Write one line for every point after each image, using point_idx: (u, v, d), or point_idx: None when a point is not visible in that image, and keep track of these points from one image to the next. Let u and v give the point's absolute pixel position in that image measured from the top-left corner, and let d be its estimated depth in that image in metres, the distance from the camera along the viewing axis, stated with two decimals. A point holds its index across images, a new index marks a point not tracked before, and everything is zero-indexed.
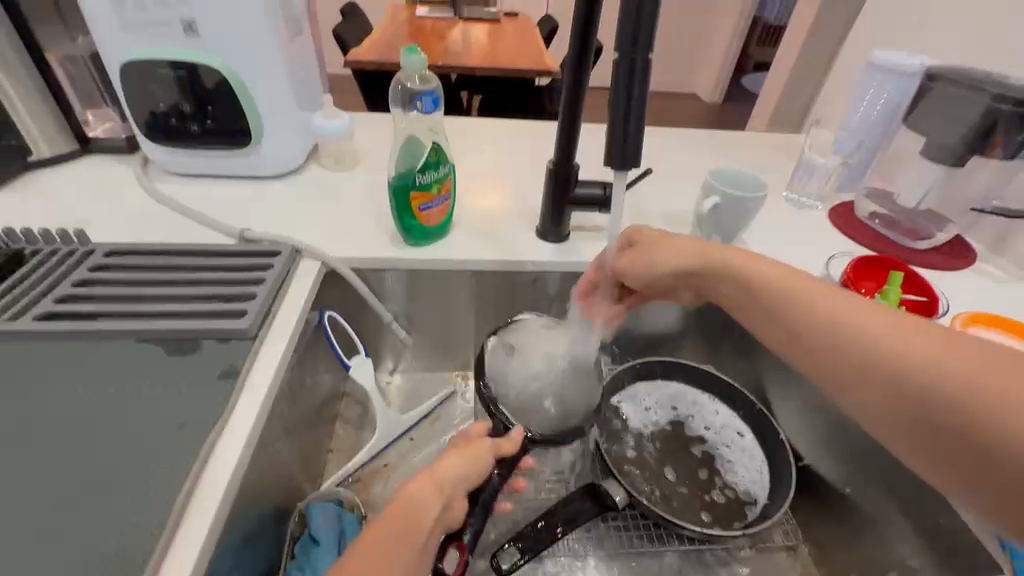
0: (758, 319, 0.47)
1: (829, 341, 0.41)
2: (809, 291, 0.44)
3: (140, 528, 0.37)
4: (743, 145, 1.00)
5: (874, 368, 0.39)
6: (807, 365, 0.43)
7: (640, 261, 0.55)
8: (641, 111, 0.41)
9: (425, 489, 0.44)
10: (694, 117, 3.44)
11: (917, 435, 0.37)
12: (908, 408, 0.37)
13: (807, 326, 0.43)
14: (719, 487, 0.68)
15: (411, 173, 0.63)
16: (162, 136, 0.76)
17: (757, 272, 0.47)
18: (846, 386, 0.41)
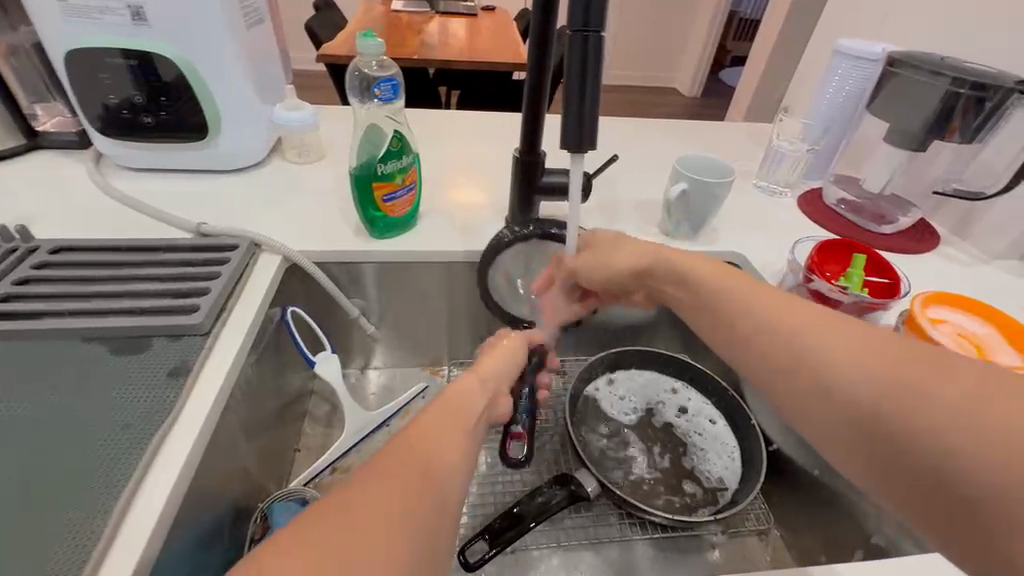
0: (698, 313, 0.46)
1: (755, 330, 0.40)
2: (749, 286, 0.43)
3: (77, 531, 0.35)
4: (715, 135, 1.01)
5: (785, 356, 0.38)
6: (738, 359, 0.42)
7: (592, 262, 0.55)
8: (597, 91, 0.40)
9: (469, 384, 0.43)
10: (673, 111, 3.46)
11: (831, 428, 0.34)
12: (824, 400, 0.35)
13: (739, 322, 0.42)
14: (691, 474, 0.68)
15: (373, 162, 0.61)
16: (114, 128, 0.72)
17: (695, 267, 0.47)
18: (765, 379, 0.39)
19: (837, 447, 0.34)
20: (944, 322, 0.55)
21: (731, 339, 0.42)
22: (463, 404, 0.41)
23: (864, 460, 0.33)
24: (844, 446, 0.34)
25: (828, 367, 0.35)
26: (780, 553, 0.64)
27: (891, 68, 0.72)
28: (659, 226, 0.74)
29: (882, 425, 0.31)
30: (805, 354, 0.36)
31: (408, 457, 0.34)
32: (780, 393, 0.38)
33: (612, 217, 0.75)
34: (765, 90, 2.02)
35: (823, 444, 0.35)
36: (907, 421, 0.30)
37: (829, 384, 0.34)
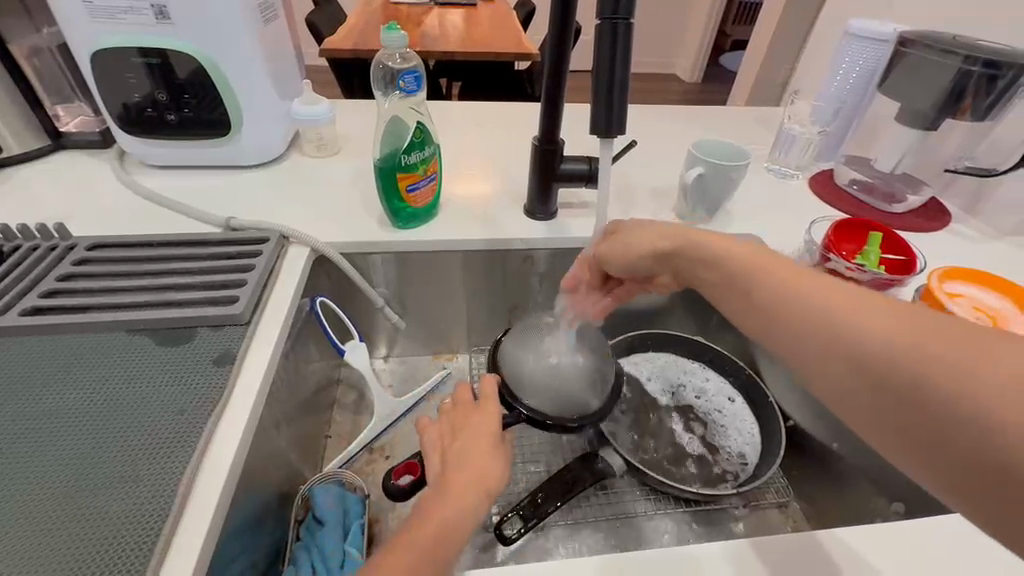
0: (721, 292, 0.42)
1: (766, 304, 0.37)
2: (771, 261, 0.39)
3: (150, 506, 0.38)
4: (725, 119, 1.01)
5: (811, 325, 0.34)
6: (761, 333, 0.38)
7: (617, 245, 0.53)
8: (625, 75, 0.41)
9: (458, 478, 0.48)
10: (674, 97, 3.45)
11: (871, 404, 0.31)
12: (848, 368, 0.32)
13: (757, 292, 0.38)
14: (714, 450, 0.70)
15: (397, 153, 0.62)
16: (138, 127, 0.74)
17: (706, 242, 0.44)
18: (795, 355, 0.35)
19: (869, 419, 0.31)
20: (960, 296, 0.57)
21: (752, 315, 0.39)
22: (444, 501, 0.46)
23: (896, 435, 0.30)
24: (879, 422, 0.31)
25: (863, 345, 0.31)
26: (801, 525, 0.66)
27: (904, 47, 0.73)
28: (675, 211, 0.75)
29: (920, 396, 0.28)
30: (827, 331, 0.33)
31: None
32: (802, 367, 0.35)
33: (628, 203, 0.77)
34: (769, 71, 2.00)
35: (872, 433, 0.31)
36: (969, 403, 0.27)
37: (862, 360, 0.31)
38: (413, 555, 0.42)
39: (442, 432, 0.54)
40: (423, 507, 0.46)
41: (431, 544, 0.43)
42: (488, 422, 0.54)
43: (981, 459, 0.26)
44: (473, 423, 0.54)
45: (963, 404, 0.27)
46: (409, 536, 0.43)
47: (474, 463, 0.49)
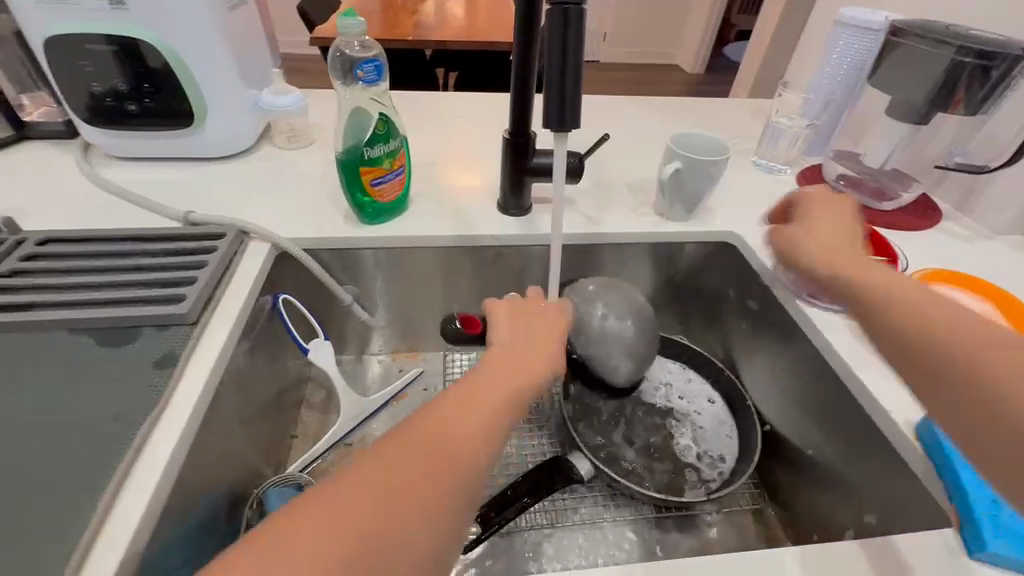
0: (866, 318, 0.43)
1: (907, 327, 0.39)
2: (897, 276, 0.44)
3: (69, 516, 0.36)
4: (714, 111, 0.98)
5: (939, 358, 0.37)
6: (892, 355, 0.40)
7: (804, 232, 0.53)
8: (578, 64, 0.38)
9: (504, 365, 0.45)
10: (675, 88, 3.39)
11: (981, 436, 0.33)
12: (966, 400, 0.34)
13: (901, 319, 0.40)
14: (692, 452, 0.68)
15: (359, 146, 0.60)
16: (99, 117, 0.71)
17: (867, 276, 0.45)
18: (914, 381, 0.38)
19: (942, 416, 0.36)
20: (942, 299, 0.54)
21: (886, 335, 0.41)
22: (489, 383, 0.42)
23: (992, 460, 0.33)
24: (972, 440, 0.34)
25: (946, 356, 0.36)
26: (776, 531, 0.64)
27: (896, 37, 0.70)
28: (655, 208, 0.73)
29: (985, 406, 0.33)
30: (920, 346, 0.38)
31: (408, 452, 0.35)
32: (921, 395, 0.38)
33: (605, 199, 0.74)
34: (770, 62, 1.95)
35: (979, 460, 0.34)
36: None
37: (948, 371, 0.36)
38: (447, 426, 0.37)
39: (513, 317, 0.51)
40: (480, 376, 0.43)
41: (483, 413, 0.39)
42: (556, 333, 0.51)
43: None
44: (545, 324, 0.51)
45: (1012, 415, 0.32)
46: (459, 399, 0.40)
47: (535, 357, 0.47)
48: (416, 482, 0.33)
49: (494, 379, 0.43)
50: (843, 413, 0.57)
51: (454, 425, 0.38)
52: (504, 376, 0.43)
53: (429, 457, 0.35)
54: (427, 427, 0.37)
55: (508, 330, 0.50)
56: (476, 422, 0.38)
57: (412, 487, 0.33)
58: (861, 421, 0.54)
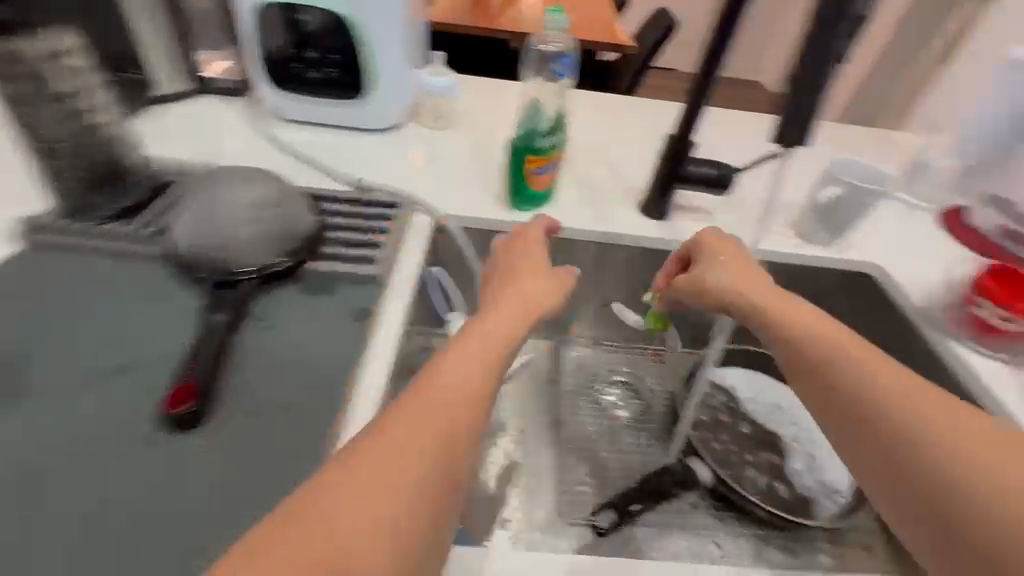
0: (817, 401, 0.45)
1: (841, 395, 0.43)
2: (856, 353, 0.44)
3: None
4: (848, 137, 0.96)
5: (893, 450, 0.39)
6: (827, 414, 0.44)
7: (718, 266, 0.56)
8: None
9: (465, 339, 0.43)
10: (758, 105, 3.28)
11: (915, 524, 0.37)
12: (932, 484, 0.37)
13: (864, 405, 0.41)
14: (802, 480, 0.68)
15: (533, 134, 0.63)
16: (278, 80, 0.77)
17: (809, 326, 0.47)
18: (865, 463, 0.41)
19: (873, 481, 0.40)
20: None
21: (833, 407, 0.43)
22: (445, 373, 0.39)
23: (915, 523, 0.37)
24: (911, 518, 0.38)
25: (874, 410, 0.41)
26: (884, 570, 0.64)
27: None
28: (794, 229, 0.72)
29: (929, 477, 0.37)
30: (854, 386, 0.42)
31: (402, 445, 0.34)
32: (857, 463, 0.41)
33: (743, 214, 0.75)
34: None
35: (911, 528, 0.38)
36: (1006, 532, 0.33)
37: (883, 424, 0.40)
38: (407, 415, 0.36)
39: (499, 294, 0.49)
40: (441, 392, 0.38)
41: (433, 428, 0.36)
42: (545, 279, 0.51)
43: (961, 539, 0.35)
44: (535, 307, 0.48)
45: (992, 512, 0.34)
46: (405, 419, 0.36)
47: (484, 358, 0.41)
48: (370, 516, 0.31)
49: (450, 370, 0.39)
50: None
51: (420, 437, 0.35)
52: (454, 394, 0.38)
53: (395, 472, 0.33)
54: (400, 449, 0.34)
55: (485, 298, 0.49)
56: (419, 434, 0.35)
57: (360, 496, 0.32)
58: None
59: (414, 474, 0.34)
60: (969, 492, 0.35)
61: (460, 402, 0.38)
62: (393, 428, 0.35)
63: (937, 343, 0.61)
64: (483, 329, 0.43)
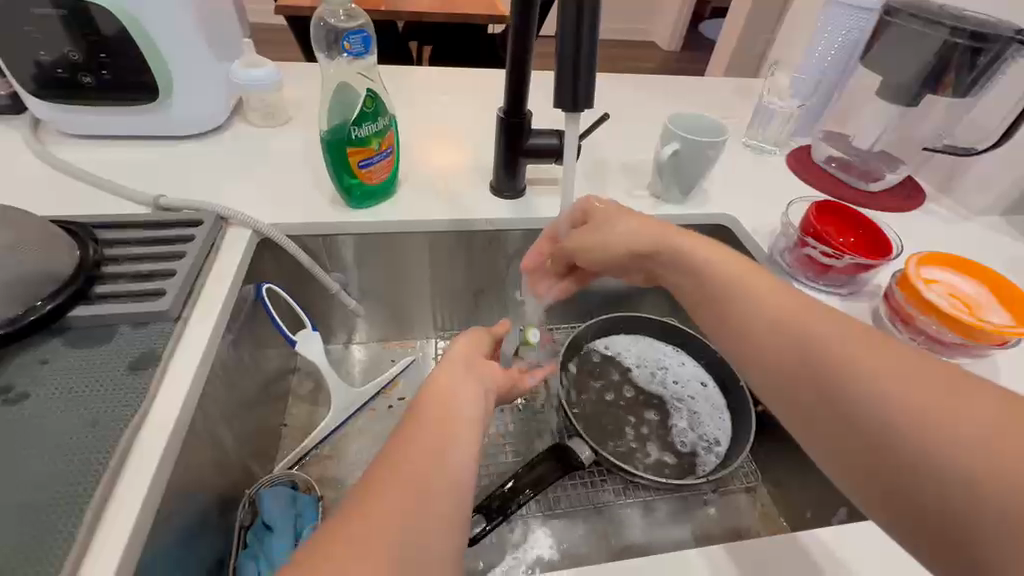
0: (748, 355, 0.42)
1: (768, 350, 0.40)
2: (774, 299, 0.42)
3: (49, 538, 0.33)
4: (704, 90, 0.97)
5: (828, 404, 0.35)
6: (759, 371, 0.41)
7: (600, 231, 0.54)
8: (595, 28, 0.35)
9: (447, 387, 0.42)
10: (651, 66, 3.35)
11: (874, 482, 0.33)
12: (875, 438, 0.33)
13: (788, 358, 0.39)
14: (687, 437, 0.68)
15: (347, 125, 0.56)
16: (48, 91, 0.65)
17: (712, 267, 0.47)
18: (808, 423, 0.37)
19: (823, 445, 0.36)
20: (935, 282, 0.55)
21: (761, 361, 0.41)
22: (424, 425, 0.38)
23: (870, 487, 0.33)
24: (862, 478, 0.33)
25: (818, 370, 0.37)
26: (768, 509, 0.66)
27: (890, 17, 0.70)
28: (650, 190, 0.72)
29: (874, 434, 0.33)
30: (796, 347, 0.39)
31: (364, 507, 0.32)
32: (800, 420, 0.37)
33: (600, 182, 0.73)
34: (749, 41, 1.93)
35: (866, 495, 0.33)
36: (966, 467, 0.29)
37: (813, 374, 0.37)
38: (408, 462, 0.35)
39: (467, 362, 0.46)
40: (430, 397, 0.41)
41: (450, 427, 0.39)
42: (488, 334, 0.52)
43: (923, 494, 0.30)
44: (466, 354, 0.47)
45: (953, 448, 0.29)
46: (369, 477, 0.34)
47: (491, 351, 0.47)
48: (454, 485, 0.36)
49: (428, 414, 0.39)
50: None
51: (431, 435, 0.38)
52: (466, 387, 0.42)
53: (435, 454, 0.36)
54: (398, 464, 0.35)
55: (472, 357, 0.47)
56: (445, 437, 0.38)
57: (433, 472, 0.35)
58: None
59: (383, 532, 0.32)
60: (928, 443, 0.30)
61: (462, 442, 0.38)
62: (399, 448, 0.36)
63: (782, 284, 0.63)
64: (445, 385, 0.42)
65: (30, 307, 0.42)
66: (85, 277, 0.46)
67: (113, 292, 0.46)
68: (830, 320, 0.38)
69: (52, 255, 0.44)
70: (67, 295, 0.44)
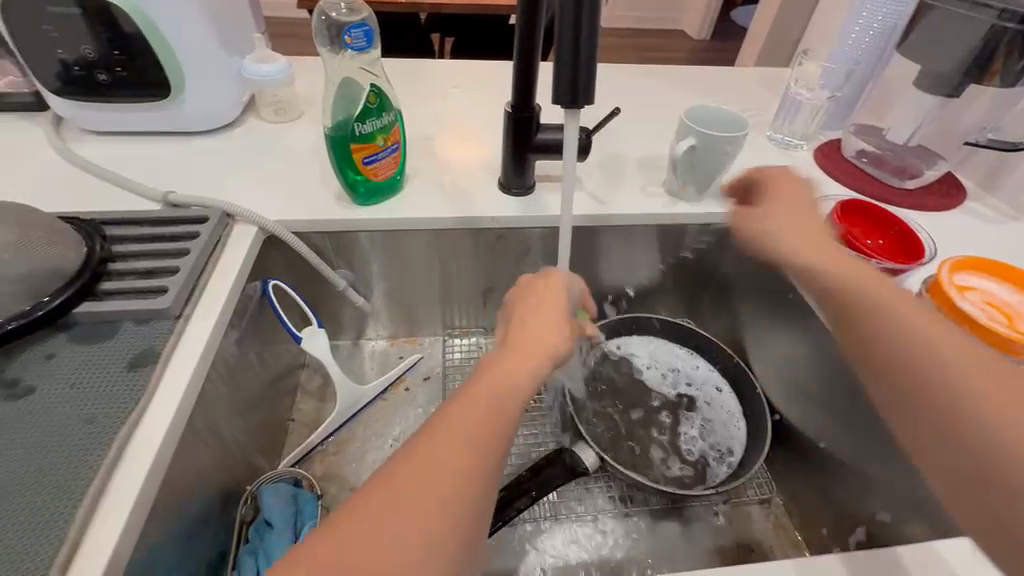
0: (863, 353, 0.42)
1: (884, 350, 0.40)
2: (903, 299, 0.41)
3: (43, 534, 0.33)
4: (727, 82, 0.92)
5: (938, 413, 0.37)
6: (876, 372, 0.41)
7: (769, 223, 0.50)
8: (594, 11, 0.33)
9: (486, 398, 0.38)
10: (679, 57, 3.25)
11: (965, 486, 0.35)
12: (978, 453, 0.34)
13: (902, 362, 0.39)
14: (699, 445, 0.66)
15: (350, 121, 0.56)
16: (67, 88, 0.66)
17: (824, 265, 0.45)
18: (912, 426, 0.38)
19: (925, 446, 0.37)
20: (971, 289, 0.51)
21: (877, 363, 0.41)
22: (443, 455, 0.34)
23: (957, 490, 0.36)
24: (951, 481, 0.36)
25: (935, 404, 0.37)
26: (783, 521, 0.63)
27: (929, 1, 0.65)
28: (665, 187, 0.69)
29: (998, 471, 0.33)
30: (915, 377, 0.38)
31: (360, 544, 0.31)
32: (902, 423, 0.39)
33: (612, 178, 0.71)
34: (782, 30, 1.84)
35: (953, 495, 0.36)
36: None
37: (923, 380, 0.38)
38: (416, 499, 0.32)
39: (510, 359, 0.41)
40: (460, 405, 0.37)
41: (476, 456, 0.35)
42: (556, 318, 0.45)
43: (1013, 509, 0.33)
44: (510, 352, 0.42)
45: None
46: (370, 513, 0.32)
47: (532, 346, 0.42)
48: (473, 505, 0.34)
49: (455, 435, 0.35)
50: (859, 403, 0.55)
51: (454, 451, 0.35)
52: (500, 392, 0.38)
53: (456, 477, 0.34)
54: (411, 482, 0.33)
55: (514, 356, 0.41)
56: (465, 471, 0.34)
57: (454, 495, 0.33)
58: None
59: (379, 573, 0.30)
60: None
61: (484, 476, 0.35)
62: (416, 465, 0.34)
63: None
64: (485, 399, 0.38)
65: (39, 302, 0.43)
66: (91, 273, 0.46)
67: (119, 289, 0.47)
68: (939, 328, 0.39)
69: (60, 252, 0.45)
70: (74, 291, 0.45)
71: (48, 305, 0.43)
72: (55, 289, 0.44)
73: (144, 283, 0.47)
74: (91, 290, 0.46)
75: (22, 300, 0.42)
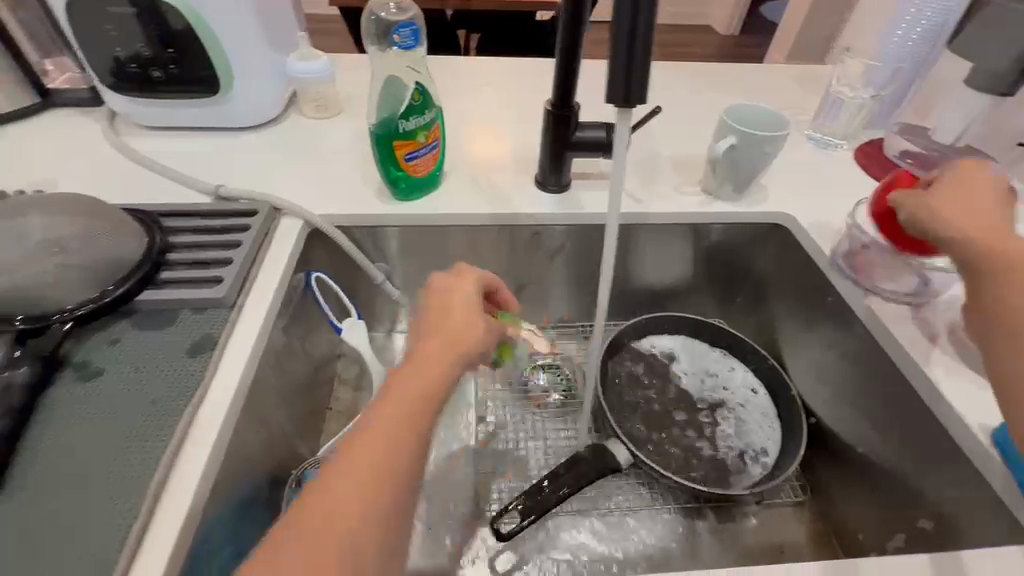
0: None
1: None
2: None
3: (119, 507, 0.35)
4: (764, 80, 0.91)
5: None
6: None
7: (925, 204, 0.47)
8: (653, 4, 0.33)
9: (405, 395, 0.37)
10: (706, 54, 3.20)
11: None
12: None
13: None
14: (732, 446, 0.65)
15: (394, 118, 0.57)
16: (123, 84, 0.69)
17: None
18: None
19: None
20: None
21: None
22: (372, 452, 0.34)
23: None
24: None
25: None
26: (818, 525, 0.63)
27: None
28: (702, 186, 0.69)
29: None
30: None
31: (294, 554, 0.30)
32: None
33: (648, 177, 0.71)
34: (815, 26, 1.80)
35: None
36: None
37: None
38: (333, 512, 0.32)
39: (440, 349, 0.41)
40: (383, 403, 0.37)
41: (387, 452, 0.34)
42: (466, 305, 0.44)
43: None
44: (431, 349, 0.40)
45: None
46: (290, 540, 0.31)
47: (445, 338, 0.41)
48: (389, 504, 0.33)
49: (375, 439, 0.34)
50: (902, 407, 0.54)
51: (364, 464, 0.33)
52: (413, 392, 0.37)
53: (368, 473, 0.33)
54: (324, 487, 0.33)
55: (436, 349, 0.41)
56: (374, 470, 0.33)
57: (368, 494, 0.33)
58: (927, 423, 0.51)
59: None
60: None
61: (399, 474, 0.34)
62: (325, 488, 0.33)
63: (844, 291, 0.59)
64: (399, 394, 0.37)
65: (104, 291, 0.45)
66: (152, 263, 0.48)
67: (177, 280, 0.49)
68: None
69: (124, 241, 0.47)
70: (136, 282, 0.47)
71: (112, 296, 0.45)
72: (121, 280, 0.46)
73: (201, 273, 0.49)
74: (151, 281, 0.48)
75: (91, 288, 0.45)
